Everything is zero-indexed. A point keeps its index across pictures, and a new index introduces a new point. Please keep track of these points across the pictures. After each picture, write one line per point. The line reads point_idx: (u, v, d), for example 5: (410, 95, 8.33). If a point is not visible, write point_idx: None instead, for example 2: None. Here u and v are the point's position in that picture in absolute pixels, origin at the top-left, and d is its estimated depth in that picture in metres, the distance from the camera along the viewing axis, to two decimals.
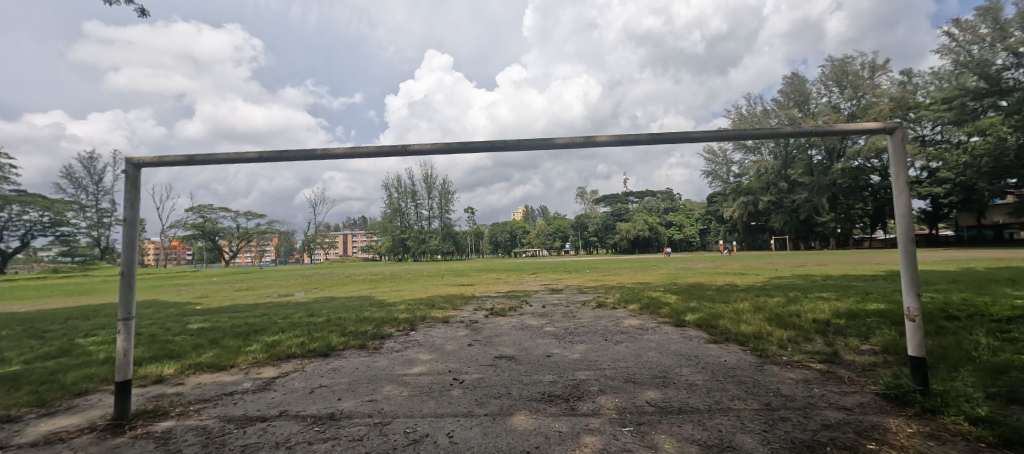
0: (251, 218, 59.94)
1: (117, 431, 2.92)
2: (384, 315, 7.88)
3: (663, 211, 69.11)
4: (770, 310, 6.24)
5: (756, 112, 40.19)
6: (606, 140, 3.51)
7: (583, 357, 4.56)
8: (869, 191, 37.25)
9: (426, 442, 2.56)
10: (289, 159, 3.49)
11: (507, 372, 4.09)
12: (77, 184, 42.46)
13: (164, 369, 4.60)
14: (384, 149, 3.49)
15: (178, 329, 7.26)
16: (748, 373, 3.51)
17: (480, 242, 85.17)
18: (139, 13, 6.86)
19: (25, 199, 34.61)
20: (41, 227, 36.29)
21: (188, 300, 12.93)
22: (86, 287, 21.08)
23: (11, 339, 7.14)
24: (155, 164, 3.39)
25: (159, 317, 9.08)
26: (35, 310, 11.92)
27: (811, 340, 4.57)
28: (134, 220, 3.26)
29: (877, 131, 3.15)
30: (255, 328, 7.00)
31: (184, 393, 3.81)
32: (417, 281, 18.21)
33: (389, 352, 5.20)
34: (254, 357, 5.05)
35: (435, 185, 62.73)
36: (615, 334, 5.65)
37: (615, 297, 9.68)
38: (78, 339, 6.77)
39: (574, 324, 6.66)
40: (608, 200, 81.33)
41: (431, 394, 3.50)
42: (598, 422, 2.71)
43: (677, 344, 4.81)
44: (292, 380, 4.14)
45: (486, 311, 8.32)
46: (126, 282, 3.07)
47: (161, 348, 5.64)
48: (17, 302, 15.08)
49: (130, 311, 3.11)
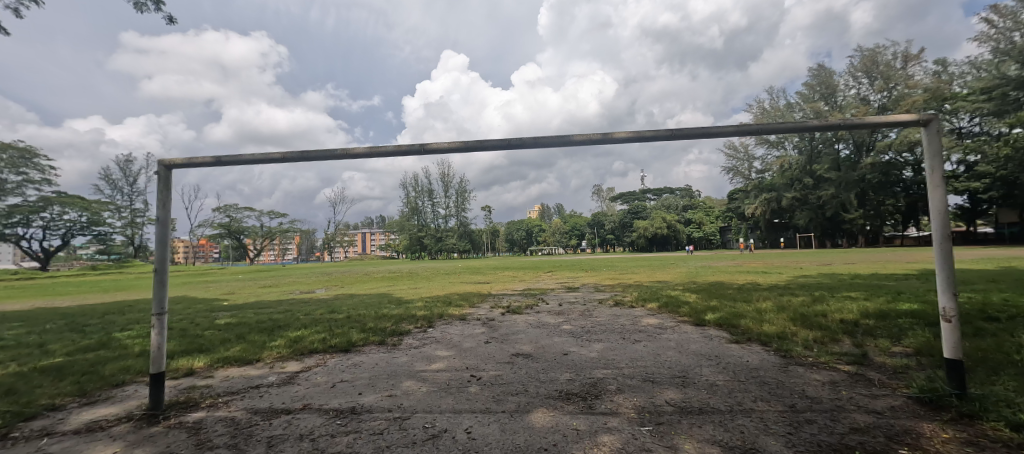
0: (274, 218, 61.65)
1: (152, 421, 3.04)
2: (402, 312, 7.99)
3: (681, 209, 68.03)
4: (794, 310, 6.07)
5: (778, 107, 39.17)
6: (622, 136, 3.49)
7: (600, 355, 4.51)
8: (900, 187, 35.88)
9: (445, 437, 2.58)
10: (311, 159, 3.56)
11: (524, 370, 4.10)
12: (113, 185, 44.68)
13: (194, 362, 4.76)
14: (402, 148, 3.53)
15: (207, 324, 7.50)
16: (772, 374, 3.40)
17: (496, 240, 85.60)
18: (167, 20, 7.26)
19: (64, 200, 36.29)
20: (79, 227, 38.05)
21: (216, 297, 13.36)
22: (121, 284, 22.06)
23: (54, 332, 7.51)
24: (184, 165, 3.49)
25: (188, 313, 9.40)
26: (74, 306, 12.49)
27: (838, 341, 4.42)
28: (166, 220, 3.36)
29: (909, 124, 3.02)
30: (278, 324, 7.17)
31: (213, 386, 3.92)
32: (433, 279, 18.35)
33: (406, 348, 5.26)
34: (278, 352, 5.17)
35: (451, 184, 63.52)
36: (633, 333, 5.58)
37: (632, 295, 9.57)
38: (115, 332, 7.07)
39: (591, 322, 6.58)
40: (625, 197, 80.67)
41: (450, 391, 3.53)
42: (617, 421, 2.68)
43: (696, 344, 4.72)
44: (315, 374, 4.23)
45: (503, 309, 8.33)
46: (159, 278, 3.20)
47: (192, 342, 5.83)
48: (58, 297, 15.93)
49: (163, 307, 3.24)
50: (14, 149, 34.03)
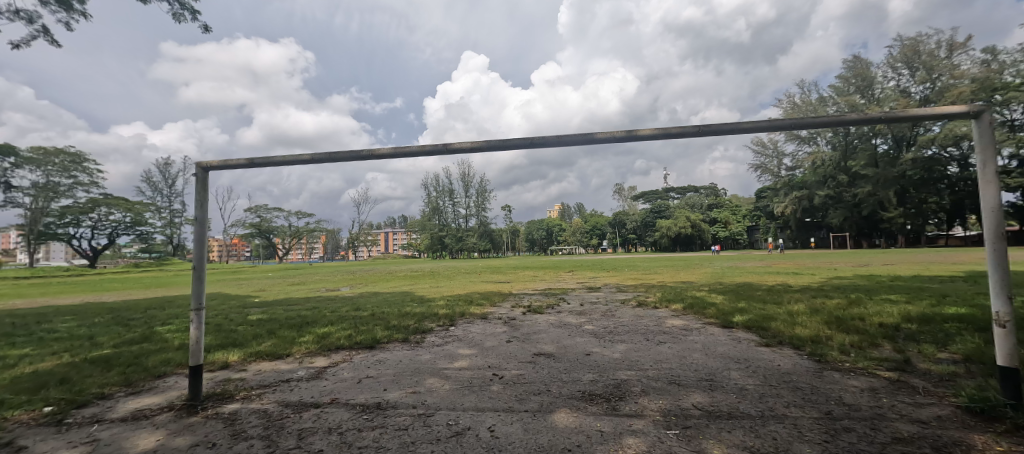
0: (301, 217, 63.47)
1: (191, 411, 3.17)
2: (424, 310, 8.09)
3: (706, 208, 66.38)
4: (828, 313, 5.81)
5: (810, 101, 37.70)
6: (648, 133, 3.43)
7: (624, 357, 4.43)
8: (945, 184, 33.99)
9: (468, 435, 2.60)
10: (338, 160, 3.63)
11: (547, 370, 4.07)
12: (153, 187, 46.94)
13: (229, 356, 4.94)
14: (425, 148, 3.57)
15: (240, 319, 7.79)
16: (806, 379, 3.28)
17: (516, 240, 85.71)
18: (202, 28, 7.58)
19: (110, 202, 38.35)
20: (124, 226, 40.10)
21: (248, 294, 13.85)
22: (160, 281, 23.17)
23: (101, 325, 7.96)
24: (220, 167, 3.62)
25: (223, 308, 9.80)
26: (118, 301, 13.18)
27: (877, 346, 4.22)
28: (203, 220, 3.50)
29: (957, 116, 2.84)
30: (306, 320, 7.39)
31: (247, 379, 4.07)
32: (454, 278, 18.49)
33: (430, 346, 5.32)
34: (307, 348, 5.32)
35: (471, 183, 63.96)
36: (657, 334, 5.48)
37: (656, 296, 9.40)
38: (156, 326, 7.42)
39: (614, 323, 6.50)
40: (647, 196, 79.35)
41: (472, 389, 3.55)
42: (641, 424, 2.64)
43: (724, 346, 4.60)
44: (341, 370, 4.32)
45: (524, 309, 8.31)
46: (197, 275, 3.34)
47: (227, 336, 6.07)
48: (104, 293, 16.84)
49: (200, 303, 3.37)
50: (65, 154, 36.33)
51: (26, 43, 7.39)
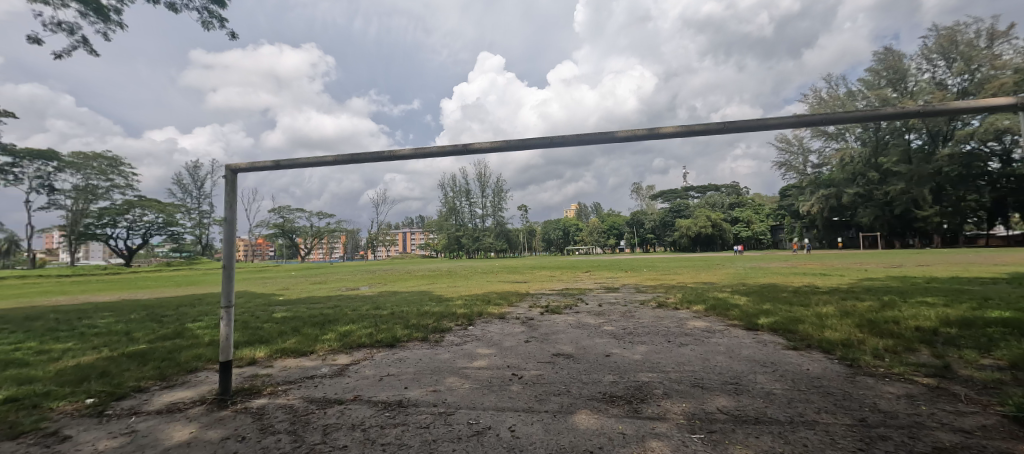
0: (322, 218, 64.91)
1: (221, 405, 3.29)
2: (443, 310, 8.14)
3: (727, 207, 64.96)
4: (860, 315, 5.61)
5: (838, 96, 36.43)
6: (670, 130, 3.38)
7: (645, 358, 4.37)
8: (985, 180, 32.36)
9: (489, 434, 2.60)
10: (360, 161, 3.70)
11: (566, 371, 4.04)
12: (184, 189, 48.77)
13: (256, 353, 5.10)
14: (444, 148, 3.61)
15: (265, 317, 8.02)
16: (837, 385, 3.17)
17: (533, 240, 85.73)
18: (230, 36, 7.85)
19: (144, 203, 40.00)
20: (157, 227, 41.74)
21: (272, 292, 14.26)
22: (189, 279, 24.04)
23: (137, 321, 8.32)
24: (247, 168, 3.73)
25: (249, 306, 10.11)
26: (151, 298, 13.73)
27: (915, 350, 4.04)
28: (232, 220, 3.61)
29: (1002, 108, 2.70)
30: (328, 318, 7.56)
31: (273, 375, 4.18)
32: (471, 277, 18.59)
33: (449, 345, 5.37)
34: (330, 345, 5.43)
35: (488, 183, 64.21)
36: (679, 336, 5.39)
37: (676, 297, 9.25)
38: (188, 323, 7.71)
39: (634, 324, 6.42)
40: (666, 195, 78.14)
41: (492, 388, 3.56)
42: (665, 427, 2.60)
43: (749, 349, 4.49)
44: (363, 367, 4.40)
45: (541, 309, 8.29)
46: (228, 274, 3.45)
47: (253, 333, 6.25)
48: (137, 291, 17.57)
49: (230, 300, 3.48)
50: (104, 158, 38.20)
51: (67, 53, 7.77)
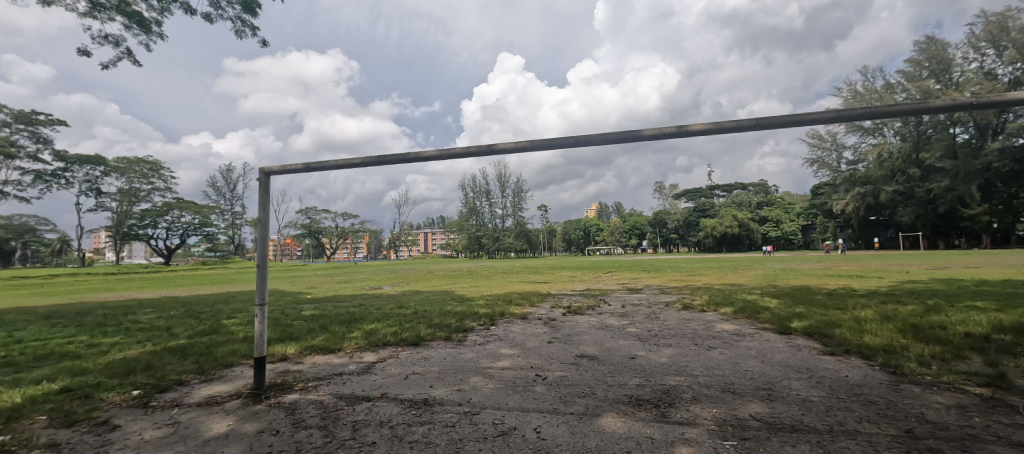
0: (347, 218, 66.44)
1: (256, 399, 3.41)
2: (465, 309, 8.20)
3: (754, 206, 63.09)
4: (902, 320, 5.34)
5: (875, 89, 34.78)
6: (699, 128, 3.32)
7: (671, 361, 4.29)
8: None
9: (515, 435, 2.60)
10: (387, 163, 3.79)
11: (591, 372, 4.01)
12: (218, 191, 50.83)
13: (287, 349, 5.26)
14: (469, 149, 3.67)
15: (295, 315, 8.28)
16: (879, 393, 3.02)
17: (553, 240, 85.38)
18: (261, 44, 8.12)
19: (181, 205, 41.88)
20: (193, 227, 43.65)
21: (300, 290, 14.70)
22: (222, 278, 25.03)
23: (176, 317, 8.73)
24: (279, 171, 3.86)
25: (279, 304, 10.45)
26: (188, 296, 14.37)
27: (964, 358, 3.82)
28: (266, 222, 3.74)
29: None
30: (355, 316, 7.73)
31: (304, 371, 4.31)
32: (491, 277, 18.66)
33: (472, 345, 5.40)
34: (356, 343, 5.55)
35: (508, 183, 64.30)
36: (707, 339, 5.26)
37: (703, 298, 9.04)
38: (223, 319, 8.04)
39: (659, 326, 6.31)
40: (690, 194, 76.45)
41: (516, 389, 3.56)
42: (695, 432, 2.53)
43: (782, 353, 4.33)
44: (389, 365, 4.48)
45: (563, 310, 8.24)
46: (261, 273, 3.57)
47: (284, 330, 6.47)
48: (175, 288, 18.41)
49: (264, 298, 3.60)
50: (145, 163, 40.32)
51: (113, 64, 8.22)
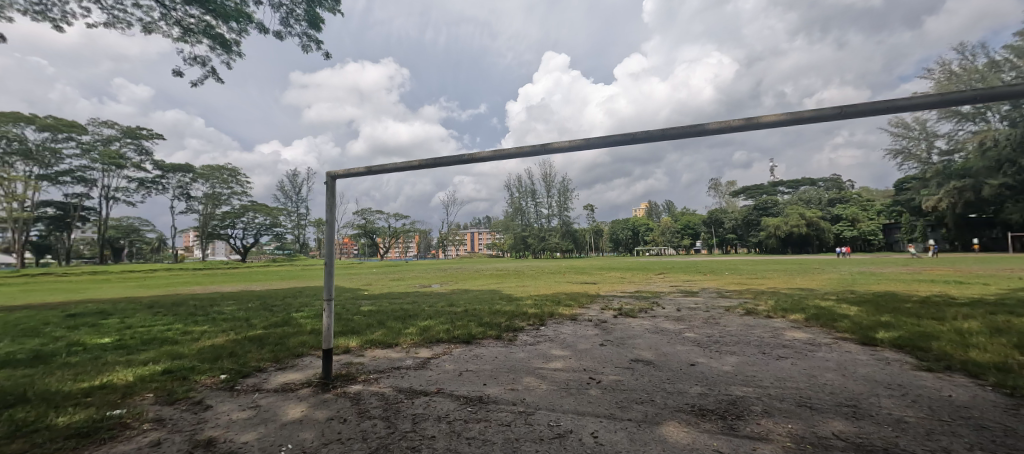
0: (399, 218, 69.15)
1: (325, 388, 3.63)
2: (514, 309, 8.22)
3: (825, 203, 57.99)
4: (1018, 334, 4.64)
5: (974, 69, 30.63)
6: (768, 120, 3.13)
7: (736, 370, 4.03)
8: None
9: (572, 438, 2.56)
10: (444, 164, 3.91)
11: (647, 378, 3.86)
12: (286, 194, 54.92)
13: (349, 342, 5.56)
14: (523, 149, 3.72)
15: (354, 310, 8.75)
16: (992, 417, 2.65)
17: (600, 240, 83.65)
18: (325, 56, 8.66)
19: (255, 208, 45.73)
20: (265, 227, 47.48)
21: (358, 287, 15.51)
22: (288, 274, 26.99)
23: (252, 310, 9.55)
24: (344, 175, 4.08)
25: (339, 299, 11.09)
26: (261, 290, 15.65)
27: None
28: (332, 222, 3.97)
29: None
30: (408, 313, 8.02)
31: (365, 364, 4.53)
32: (537, 277, 18.59)
33: (523, 344, 5.41)
34: (412, 339, 5.75)
35: (553, 183, 63.81)
36: (776, 347, 4.89)
37: (768, 304, 8.40)
38: (292, 313, 8.67)
39: (720, 331, 5.95)
40: (750, 192, 71.68)
41: (570, 391, 3.51)
42: (768, 449, 2.36)
43: (866, 367, 3.93)
44: (443, 361, 4.59)
45: (615, 312, 8.04)
46: (328, 270, 3.80)
47: (345, 324, 6.85)
48: (249, 283, 20.13)
49: (330, 294, 3.83)
50: (226, 169, 44.35)
51: (200, 82, 9.13)
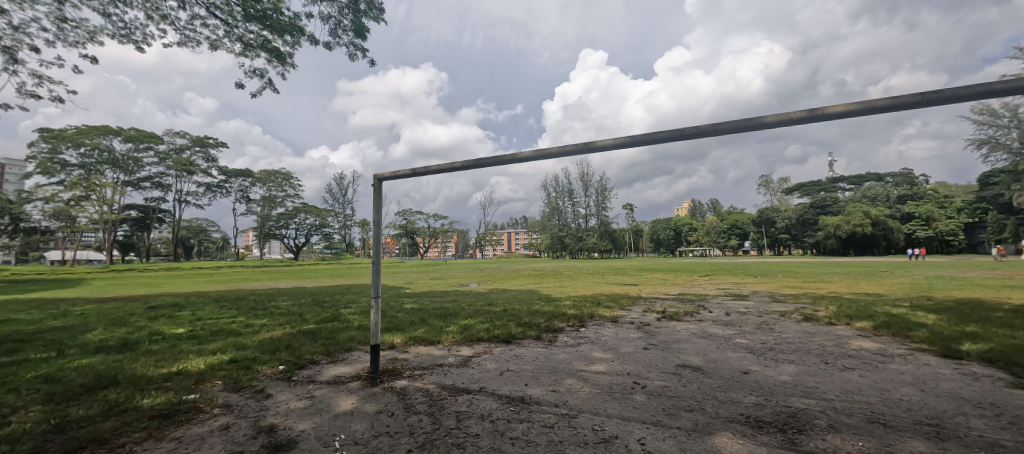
0: (439, 218, 70.64)
1: (372, 382, 3.75)
2: (553, 310, 8.14)
3: (892, 200, 53.15)
4: None
5: None
6: (833, 110, 2.90)
7: (795, 380, 3.76)
8: None
9: (617, 444, 2.49)
10: (486, 165, 3.92)
11: (697, 384, 3.69)
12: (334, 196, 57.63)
13: (394, 338, 5.73)
14: (567, 148, 3.67)
15: (396, 307, 9.02)
16: None
17: (640, 240, 81.37)
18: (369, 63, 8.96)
19: (307, 209, 48.37)
20: (316, 228, 50.10)
21: (400, 285, 15.98)
22: (335, 272, 28.31)
23: (304, 305, 10.10)
24: (390, 177, 4.20)
25: (383, 297, 11.47)
26: (311, 287, 16.52)
27: None
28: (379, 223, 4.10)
29: None
30: (448, 312, 8.14)
31: (409, 360, 4.65)
32: (575, 278, 18.34)
33: (564, 345, 5.34)
34: (454, 337, 5.84)
35: (591, 182, 62.78)
36: (840, 357, 4.52)
37: (829, 309, 7.79)
38: (340, 308, 9.09)
39: (775, 338, 5.59)
40: (806, 189, 67.07)
41: (614, 395, 3.42)
42: None
43: (949, 382, 3.53)
44: (485, 360, 4.62)
45: (658, 314, 7.76)
46: (374, 269, 3.93)
47: (389, 321, 7.06)
48: (300, 280, 21.34)
49: (377, 291, 3.95)
50: (281, 173, 47.16)
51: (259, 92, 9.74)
